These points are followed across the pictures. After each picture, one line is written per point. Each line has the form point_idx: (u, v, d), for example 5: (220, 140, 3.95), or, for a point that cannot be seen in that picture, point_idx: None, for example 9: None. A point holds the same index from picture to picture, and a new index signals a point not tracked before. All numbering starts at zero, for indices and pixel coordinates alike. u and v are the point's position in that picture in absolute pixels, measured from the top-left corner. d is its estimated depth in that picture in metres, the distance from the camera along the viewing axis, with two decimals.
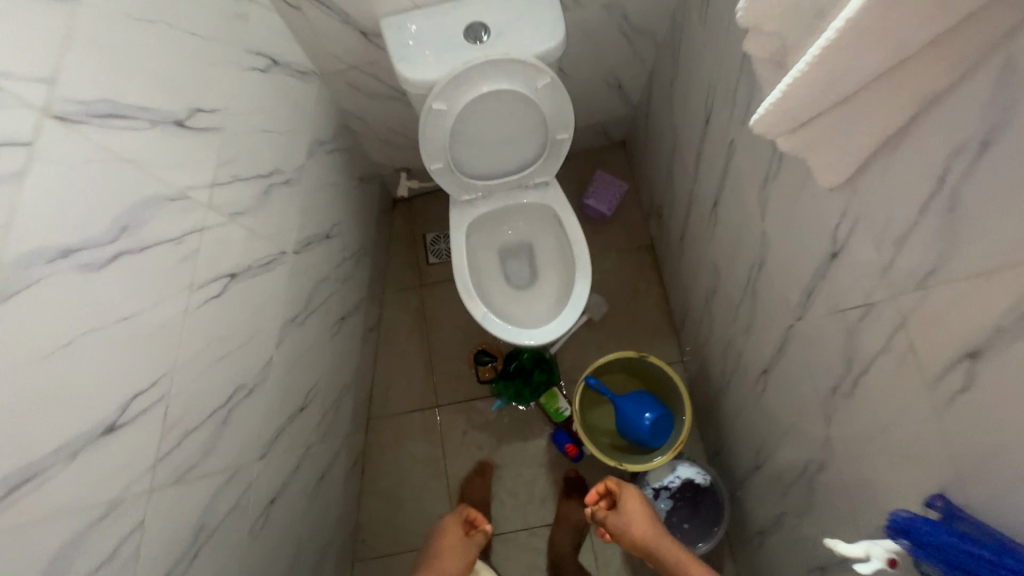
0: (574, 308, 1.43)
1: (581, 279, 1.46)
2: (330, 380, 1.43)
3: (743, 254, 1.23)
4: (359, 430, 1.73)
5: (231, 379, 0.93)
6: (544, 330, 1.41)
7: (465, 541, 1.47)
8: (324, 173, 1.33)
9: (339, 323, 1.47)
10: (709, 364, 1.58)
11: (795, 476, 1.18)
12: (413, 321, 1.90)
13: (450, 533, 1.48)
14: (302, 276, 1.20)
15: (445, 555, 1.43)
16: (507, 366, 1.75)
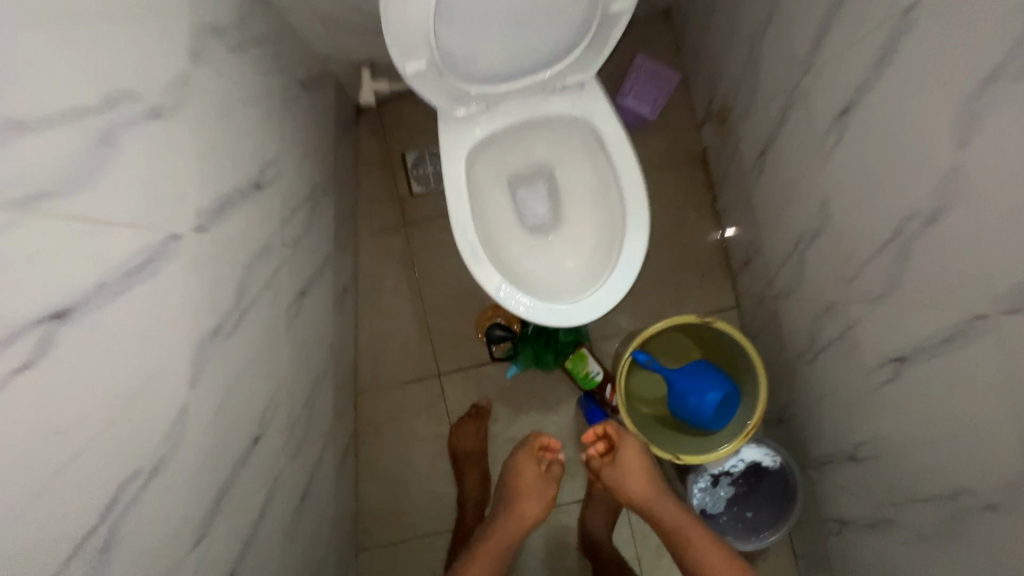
0: (624, 274, 1.02)
1: (632, 230, 1.03)
2: (298, 376, 1.08)
3: (887, 192, 0.82)
4: (347, 410, 1.42)
5: (111, 470, 0.56)
6: (584, 307, 1.01)
7: (543, 480, 1.24)
8: (237, 85, 0.85)
9: (299, 300, 1.07)
10: (783, 320, 1.24)
11: (923, 489, 0.90)
12: (399, 270, 1.51)
13: (524, 473, 1.25)
14: (224, 260, 0.78)
15: (524, 498, 1.22)
16: (526, 332, 1.41)
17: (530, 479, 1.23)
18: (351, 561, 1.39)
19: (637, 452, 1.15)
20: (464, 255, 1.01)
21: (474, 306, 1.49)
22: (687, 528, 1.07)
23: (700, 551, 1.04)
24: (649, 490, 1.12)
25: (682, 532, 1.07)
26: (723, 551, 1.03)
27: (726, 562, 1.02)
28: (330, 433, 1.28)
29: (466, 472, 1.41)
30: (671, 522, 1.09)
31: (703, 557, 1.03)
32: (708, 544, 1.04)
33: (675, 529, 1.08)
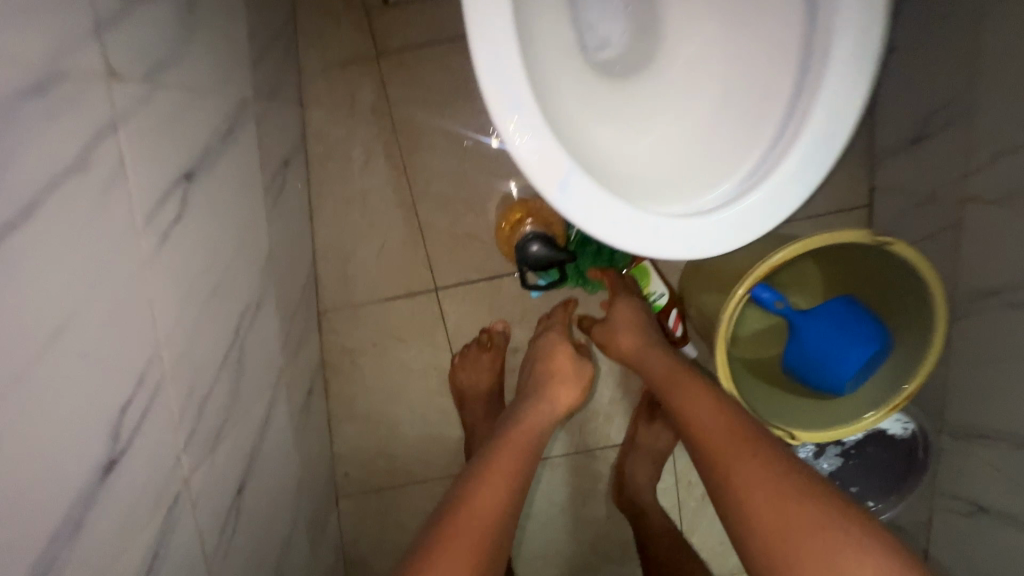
0: (809, 164, 0.52)
1: (840, 74, 0.51)
2: (209, 320, 0.64)
3: None
4: (308, 337, 1.00)
5: None
6: (723, 224, 0.53)
7: (581, 362, 0.91)
8: None
9: (192, 192, 0.59)
10: (969, 238, 0.81)
11: None
12: (374, 133, 0.99)
13: (561, 353, 0.91)
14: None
15: (558, 381, 0.87)
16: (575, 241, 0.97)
17: (567, 361, 0.90)
18: (329, 517, 1.09)
19: (639, 306, 0.93)
20: (496, 116, 0.49)
21: (488, 193, 1.00)
22: (680, 383, 0.80)
23: (690, 406, 0.76)
24: (645, 347, 0.87)
25: (674, 386, 0.80)
26: (726, 408, 0.74)
27: (724, 418, 0.72)
28: (282, 379, 0.87)
29: (477, 419, 1.03)
30: (663, 376, 0.83)
31: (692, 410, 0.75)
32: (704, 399, 0.76)
33: (668, 386, 0.81)
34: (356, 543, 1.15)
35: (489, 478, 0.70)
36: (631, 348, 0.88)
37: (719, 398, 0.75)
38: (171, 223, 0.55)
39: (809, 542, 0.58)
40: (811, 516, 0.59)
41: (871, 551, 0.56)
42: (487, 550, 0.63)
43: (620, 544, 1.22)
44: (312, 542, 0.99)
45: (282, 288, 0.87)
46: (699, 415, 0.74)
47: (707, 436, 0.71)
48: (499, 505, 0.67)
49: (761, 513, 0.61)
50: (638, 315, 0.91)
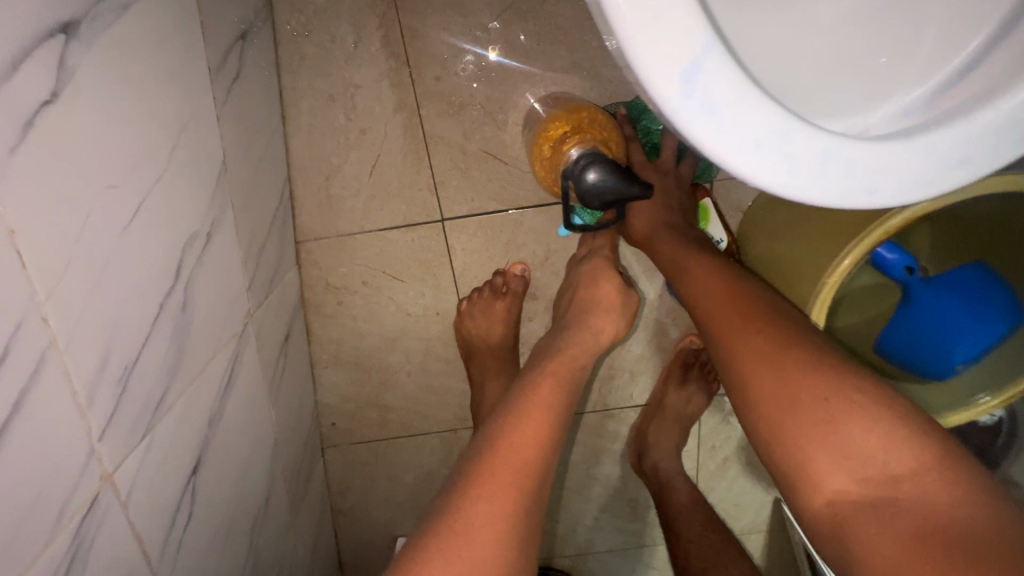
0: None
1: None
2: (134, 255, 0.45)
3: None
4: (284, 271, 0.81)
5: None
6: (924, 163, 0.34)
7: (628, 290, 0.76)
8: None
9: (77, 57, 0.37)
10: None
11: None
12: (366, 8, 0.74)
13: (609, 281, 0.76)
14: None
15: (602, 311, 0.73)
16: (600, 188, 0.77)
17: (614, 289, 0.75)
18: (313, 470, 0.97)
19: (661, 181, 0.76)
20: None
21: (514, 99, 0.78)
22: (688, 261, 0.67)
23: (696, 284, 0.64)
24: (659, 227, 0.73)
25: (681, 266, 0.67)
26: (736, 282, 0.62)
27: (733, 294, 0.60)
28: (251, 324, 0.70)
29: (488, 376, 0.88)
30: (670, 254, 0.70)
31: (698, 289, 0.63)
32: (710, 275, 0.64)
33: (675, 264, 0.68)
34: (345, 495, 1.04)
35: (530, 409, 0.58)
36: (648, 233, 0.74)
37: (729, 274, 0.63)
38: (39, 107, 0.34)
39: (809, 412, 0.49)
40: (812, 383, 0.50)
41: (877, 418, 0.47)
42: (533, 491, 0.52)
43: (631, 504, 1.13)
44: (293, 500, 0.86)
45: (245, 209, 0.66)
46: (704, 292, 0.62)
47: (713, 315, 0.60)
48: (540, 433, 0.56)
49: (763, 391, 0.52)
50: (661, 193, 0.75)
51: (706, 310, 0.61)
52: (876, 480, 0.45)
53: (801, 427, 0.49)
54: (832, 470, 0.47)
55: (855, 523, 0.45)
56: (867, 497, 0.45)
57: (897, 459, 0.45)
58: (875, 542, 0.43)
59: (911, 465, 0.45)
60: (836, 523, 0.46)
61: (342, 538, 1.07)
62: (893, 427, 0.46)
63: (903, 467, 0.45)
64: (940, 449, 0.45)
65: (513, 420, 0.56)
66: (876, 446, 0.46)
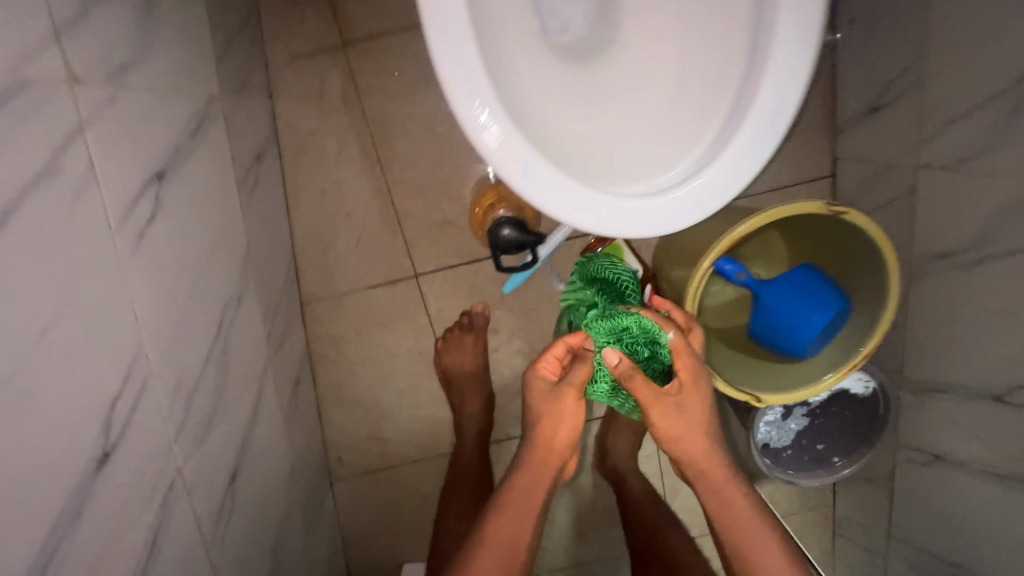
0: (759, 142, 0.54)
1: (785, 61, 0.53)
2: (193, 316, 0.66)
3: None
4: (292, 327, 1.01)
5: None
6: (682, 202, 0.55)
7: (560, 398, 0.73)
8: None
9: (164, 192, 0.60)
10: (924, 203, 0.84)
11: None
12: (346, 123, 0.96)
13: (547, 410, 0.74)
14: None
15: (552, 432, 0.74)
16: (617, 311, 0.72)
17: (549, 410, 0.73)
18: (324, 498, 1.13)
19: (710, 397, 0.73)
20: (455, 106, 0.50)
21: (462, 178, 1.01)
22: (735, 495, 0.74)
23: (746, 525, 0.73)
24: (707, 450, 0.73)
25: (729, 498, 0.74)
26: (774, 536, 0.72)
27: (774, 546, 0.72)
28: (269, 371, 0.89)
29: (464, 398, 1.08)
30: (716, 481, 0.74)
31: (755, 543, 0.72)
32: (761, 530, 0.72)
33: (720, 489, 0.74)
34: (353, 522, 1.19)
35: (486, 549, 0.69)
36: (684, 449, 0.73)
37: (772, 529, 0.73)
38: (146, 224, 0.57)
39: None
40: None
41: None
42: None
43: (607, 509, 1.27)
44: (308, 523, 1.02)
45: (264, 281, 0.87)
46: (755, 544, 0.72)
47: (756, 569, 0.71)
48: (506, 549, 0.70)
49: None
50: (709, 415, 0.74)
51: (754, 563, 0.71)
52: None
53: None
54: None
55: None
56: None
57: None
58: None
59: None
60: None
61: (352, 561, 1.21)
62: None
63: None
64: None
65: (478, 548, 0.70)
66: None
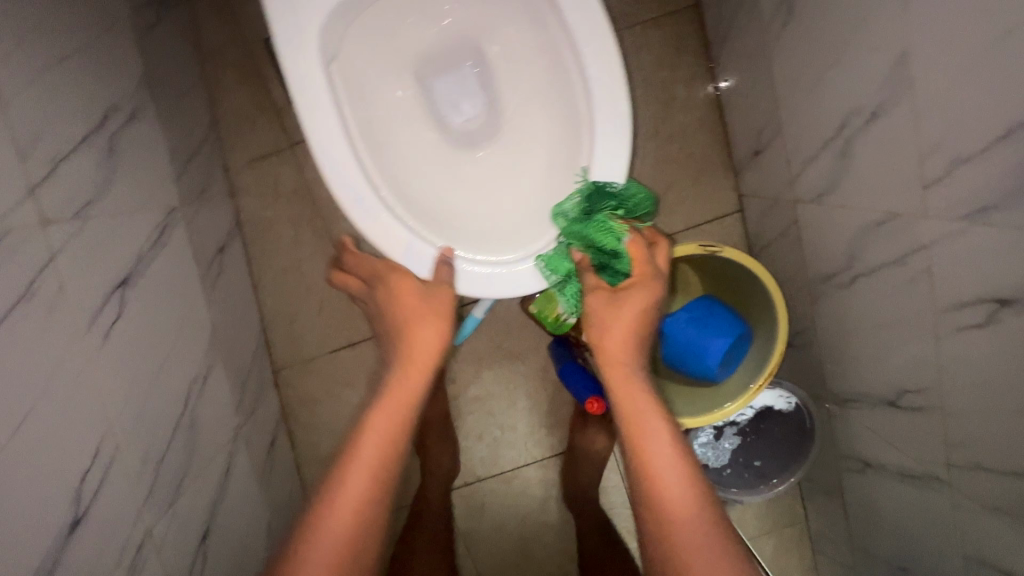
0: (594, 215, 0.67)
1: (606, 154, 0.67)
2: (158, 395, 0.77)
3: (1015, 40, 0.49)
4: (265, 395, 1.12)
5: None
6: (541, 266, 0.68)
7: (432, 292, 0.66)
8: None
9: (128, 294, 0.73)
10: (806, 231, 0.94)
11: (989, 461, 0.70)
12: (300, 210, 1.10)
13: (413, 294, 0.67)
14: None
15: (423, 317, 0.66)
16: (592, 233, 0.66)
17: (414, 293, 0.67)
18: None
19: (656, 305, 0.67)
20: (346, 208, 0.64)
21: None
22: (649, 418, 0.61)
23: (653, 453, 0.58)
24: (631, 354, 0.66)
25: (641, 422, 0.61)
26: (693, 472, 0.58)
27: (688, 483, 0.56)
28: (240, 436, 0.99)
29: (429, 444, 1.17)
30: (629, 399, 0.63)
31: (663, 474, 0.57)
32: (675, 462, 0.58)
33: (628, 403, 0.63)
34: None
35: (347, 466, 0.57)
36: (608, 342, 0.66)
37: (692, 465, 0.58)
38: (111, 325, 0.69)
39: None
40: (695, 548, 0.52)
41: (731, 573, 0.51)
42: (370, 517, 0.55)
43: None
44: None
45: (230, 355, 0.99)
46: (663, 478, 0.56)
47: (668, 510, 0.55)
48: (374, 469, 0.57)
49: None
50: (646, 329, 0.67)
51: (664, 498, 0.56)
52: None
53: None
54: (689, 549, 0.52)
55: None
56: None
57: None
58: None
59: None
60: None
61: None
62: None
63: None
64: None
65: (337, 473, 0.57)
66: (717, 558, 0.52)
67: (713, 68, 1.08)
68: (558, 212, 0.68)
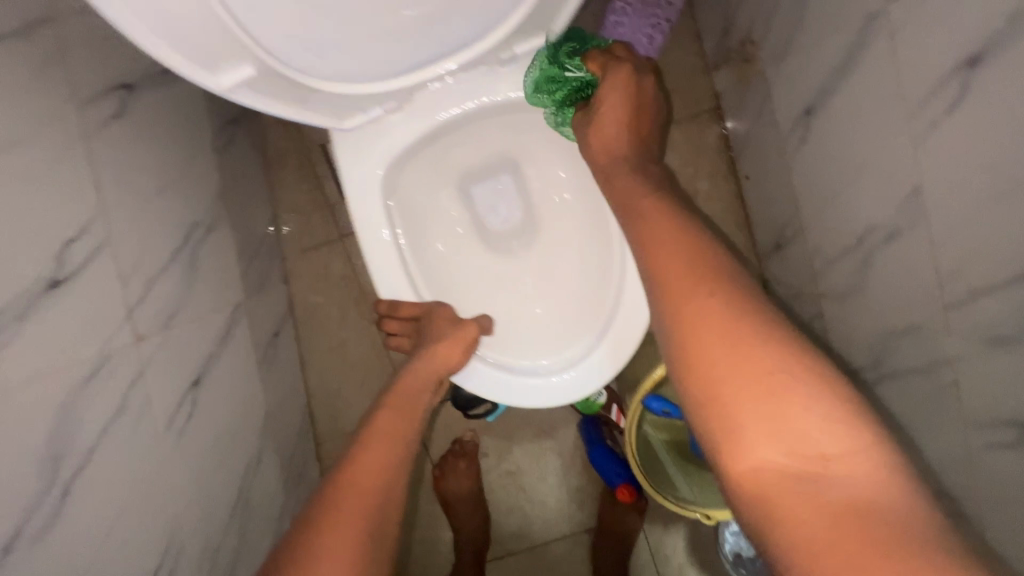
0: (626, 336, 0.73)
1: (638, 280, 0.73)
2: (216, 483, 0.83)
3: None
4: (308, 468, 1.16)
5: None
6: (574, 378, 0.74)
7: (459, 322, 0.71)
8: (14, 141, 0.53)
9: (199, 393, 0.80)
10: (831, 325, 0.96)
11: None
12: (345, 295, 1.18)
13: (441, 321, 0.71)
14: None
15: (444, 343, 0.69)
16: (563, 76, 0.67)
17: (444, 322, 0.71)
18: None
19: (637, 91, 0.70)
20: None
21: None
22: (652, 206, 0.61)
23: (666, 254, 0.55)
24: (621, 152, 0.69)
25: (648, 224, 0.59)
26: (693, 244, 0.55)
27: (689, 258, 0.54)
28: (283, 515, 1.02)
29: (462, 519, 1.19)
30: (630, 193, 0.64)
31: (684, 272, 0.53)
32: (676, 238, 0.56)
33: (637, 202, 0.63)
34: None
35: (347, 486, 0.55)
36: (603, 149, 0.69)
37: (710, 263, 0.53)
38: (184, 423, 0.76)
39: (742, 366, 0.45)
40: (725, 338, 0.47)
41: (776, 364, 0.45)
42: (374, 534, 0.52)
43: None
44: None
45: (277, 433, 1.04)
46: (677, 275, 0.53)
47: (688, 306, 0.50)
48: (374, 488, 0.55)
49: (713, 360, 0.47)
50: (630, 115, 0.70)
51: (682, 298, 0.51)
52: (747, 416, 0.44)
53: (746, 410, 0.44)
54: (716, 340, 0.47)
55: (779, 497, 0.40)
56: (796, 471, 0.41)
57: (835, 438, 0.41)
58: (792, 509, 0.39)
59: (844, 444, 0.41)
60: (754, 491, 0.42)
61: None
62: (872, 442, 0.41)
63: (836, 446, 0.41)
64: (864, 402, 0.44)
65: (337, 489, 0.54)
66: (751, 341, 0.46)
67: (734, 162, 1.14)
68: (529, 86, 0.68)
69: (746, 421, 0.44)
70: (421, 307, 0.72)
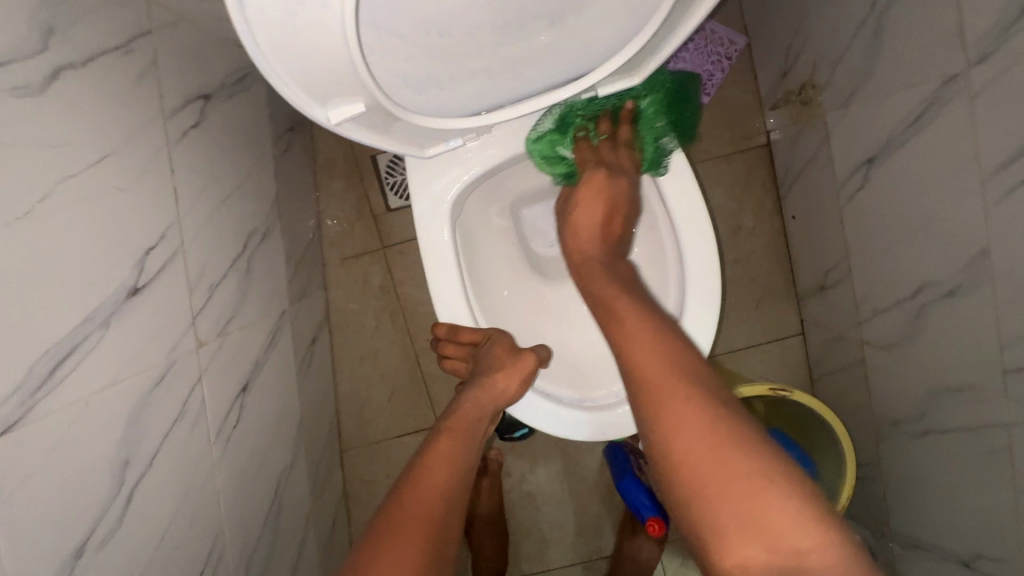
0: None
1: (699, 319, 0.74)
2: (255, 490, 0.83)
3: None
4: (334, 474, 1.17)
5: None
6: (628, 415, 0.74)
7: (519, 353, 0.72)
8: (107, 151, 0.54)
9: (246, 399, 0.81)
10: (873, 374, 0.96)
11: None
12: (383, 305, 1.19)
13: (500, 349, 0.71)
14: (72, 444, 0.50)
15: (502, 374, 0.69)
16: (557, 151, 0.73)
17: (502, 352, 0.71)
18: None
19: (616, 185, 0.72)
20: None
21: None
22: (626, 310, 0.62)
23: (644, 355, 0.57)
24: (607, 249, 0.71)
25: (626, 324, 0.61)
26: (665, 345, 0.58)
27: (662, 357, 0.57)
28: (310, 522, 1.02)
29: (482, 537, 1.19)
30: (606, 296, 0.65)
31: (660, 376, 0.55)
32: (650, 341, 0.58)
33: (613, 302, 0.64)
34: None
35: (409, 514, 0.55)
36: (578, 250, 0.71)
37: (686, 362, 0.56)
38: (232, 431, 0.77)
39: (719, 471, 0.49)
40: (708, 444, 0.50)
41: (758, 468, 0.48)
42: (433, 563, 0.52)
43: None
44: None
45: (309, 440, 1.05)
46: (656, 375, 0.55)
47: (668, 409, 0.53)
48: (435, 518, 0.55)
49: (695, 466, 0.50)
50: (607, 212, 0.71)
51: (664, 398, 0.54)
52: (738, 524, 0.47)
53: (729, 517, 0.47)
54: (698, 448, 0.50)
55: None
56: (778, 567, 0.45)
57: (808, 533, 0.46)
58: None
59: (818, 539, 0.45)
60: None
61: None
62: (839, 537, 0.46)
63: (810, 542, 0.45)
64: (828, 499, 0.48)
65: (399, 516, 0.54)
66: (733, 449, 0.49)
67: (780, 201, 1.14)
68: (534, 135, 0.70)
69: (730, 520, 0.47)
70: (480, 334, 0.73)
